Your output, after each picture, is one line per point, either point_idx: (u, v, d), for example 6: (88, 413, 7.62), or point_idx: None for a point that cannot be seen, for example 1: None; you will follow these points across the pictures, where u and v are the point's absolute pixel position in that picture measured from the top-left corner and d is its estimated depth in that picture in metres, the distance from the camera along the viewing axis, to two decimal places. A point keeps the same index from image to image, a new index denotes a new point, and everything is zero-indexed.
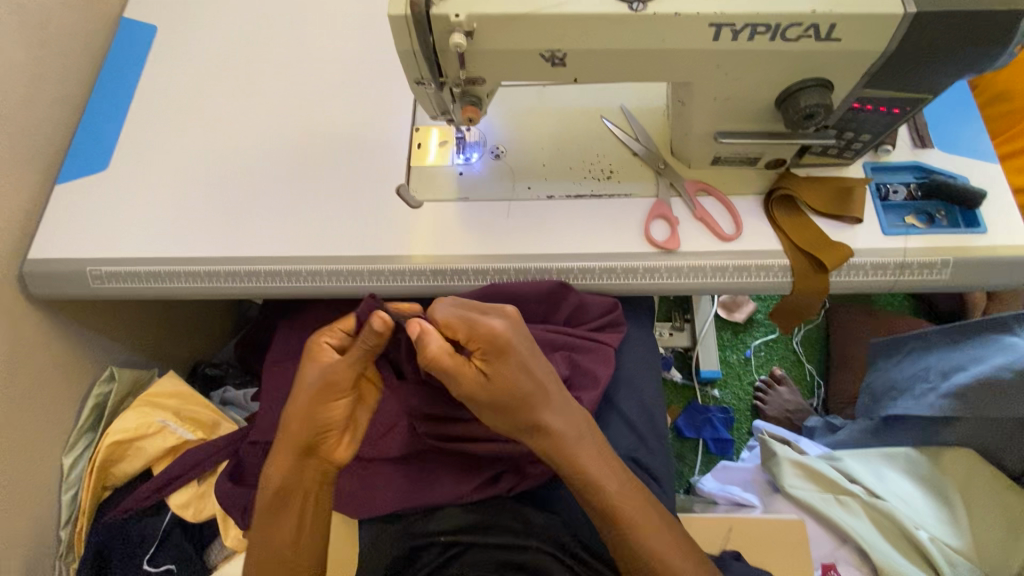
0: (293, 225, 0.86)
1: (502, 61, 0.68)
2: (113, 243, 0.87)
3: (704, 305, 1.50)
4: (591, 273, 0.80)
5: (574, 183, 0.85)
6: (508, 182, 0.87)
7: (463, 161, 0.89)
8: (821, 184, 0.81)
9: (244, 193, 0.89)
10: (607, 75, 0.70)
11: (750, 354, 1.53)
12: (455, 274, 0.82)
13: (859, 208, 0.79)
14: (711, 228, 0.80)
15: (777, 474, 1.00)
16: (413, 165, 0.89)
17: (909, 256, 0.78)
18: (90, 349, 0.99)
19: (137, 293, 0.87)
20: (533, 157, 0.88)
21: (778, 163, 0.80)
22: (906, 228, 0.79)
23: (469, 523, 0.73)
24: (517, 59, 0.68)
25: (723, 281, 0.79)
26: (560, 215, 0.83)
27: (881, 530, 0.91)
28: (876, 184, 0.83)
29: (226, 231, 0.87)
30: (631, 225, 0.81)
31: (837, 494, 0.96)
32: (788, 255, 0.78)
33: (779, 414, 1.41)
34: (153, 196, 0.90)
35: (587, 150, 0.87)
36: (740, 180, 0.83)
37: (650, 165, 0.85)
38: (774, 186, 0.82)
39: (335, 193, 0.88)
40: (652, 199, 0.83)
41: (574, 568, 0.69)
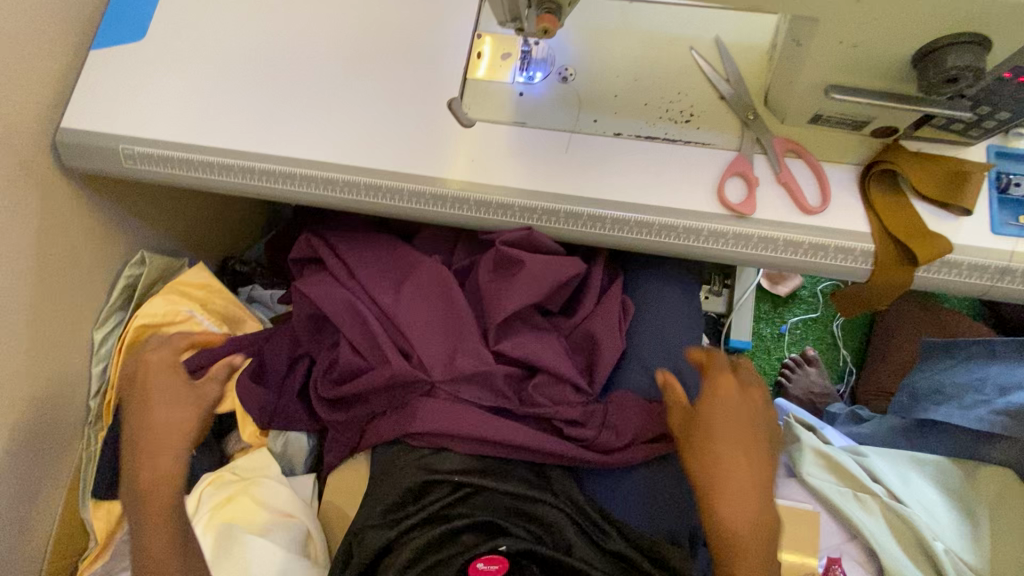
0: (334, 127, 0.80)
1: None
2: (147, 121, 0.82)
3: (748, 272, 1.42)
4: (648, 228, 0.73)
5: (646, 124, 0.76)
6: (573, 110, 0.77)
7: (524, 80, 0.80)
8: (933, 164, 0.70)
9: (287, 85, 0.82)
10: None
11: (785, 329, 1.46)
12: (499, 208, 0.75)
13: (973, 198, 0.68)
14: (793, 197, 0.71)
15: (796, 459, 0.97)
16: (468, 78, 0.80)
17: (1015, 260, 0.68)
18: (123, 228, 0.98)
19: (168, 179, 0.83)
20: (604, 86, 0.78)
21: (886, 132, 0.70)
22: (1020, 228, 0.69)
23: (484, 466, 0.73)
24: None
25: (795, 258, 0.71)
26: (624, 157, 0.75)
27: (895, 533, 0.88)
28: (997, 172, 0.71)
29: (264, 125, 0.81)
30: (702, 180, 0.73)
31: (856, 490, 0.93)
32: (874, 240, 0.69)
33: (801, 394, 1.35)
34: (192, 78, 0.84)
35: (666, 87, 0.77)
36: (838, 145, 0.73)
37: (736, 114, 0.75)
38: (876, 158, 0.71)
39: (381, 99, 0.80)
40: (733, 153, 0.74)
41: (584, 526, 0.69)
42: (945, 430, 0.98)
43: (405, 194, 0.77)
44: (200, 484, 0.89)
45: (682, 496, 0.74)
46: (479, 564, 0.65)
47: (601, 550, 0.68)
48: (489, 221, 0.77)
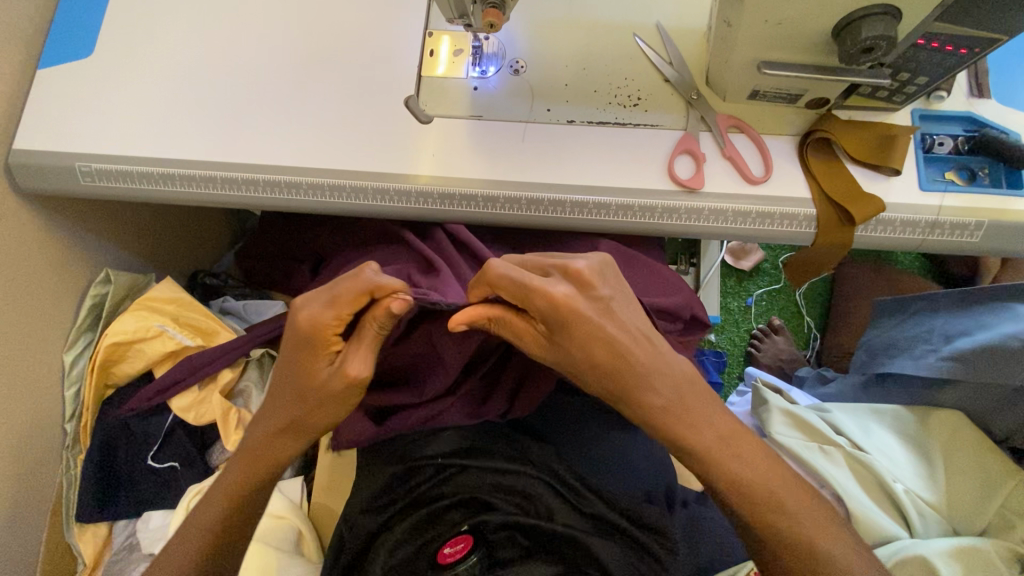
0: (294, 130, 0.81)
1: None
2: (105, 138, 0.82)
3: (712, 250, 1.45)
4: (606, 209, 0.76)
5: (597, 109, 0.79)
6: (526, 101, 0.80)
7: (478, 75, 0.82)
8: (864, 130, 0.75)
9: (243, 94, 0.83)
10: None
11: (751, 302, 1.51)
12: (463, 200, 0.77)
13: (900, 159, 0.74)
14: (738, 167, 0.75)
15: (765, 420, 1.03)
16: (424, 76, 0.82)
17: (942, 214, 0.73)
18: (84, 247, 0.96)
19: (129, 195, 0.82)
20: (555, 77, 0.81)
21: (820, 103, 0.75)
22: (945, 184, 0.75)
23: (465, 447, 0.74)
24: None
25: (746, 227, 0.75)
26: (579, 142, 0.78)
27: (860, 480, 0.94)
28: (922, 134, 0.77)
29: (224, 134, 0.81)
30: (653, 158, 0.77)
31: (822, 444, 0.98)
32: (816, 205, 0.74)
33: (771, 362, 1.40)
34: (144, 92, 0.84)
35: (614, 73, 0.81)
36: (777, 119, 0.77)
37: (681, 95, 0.79)
38: (812, 128, 0.76)
39: (337, 101, 0.81)
40: (680, 132, 0.78)
41: (566, 496, 0.71)
42: (906, 384, 1.01)
43: (369, 192, 0.78)
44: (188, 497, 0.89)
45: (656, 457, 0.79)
46: (446, 548, 0.68)
47: (581, 514, 0.71)
48: (456, 213, 0.79)
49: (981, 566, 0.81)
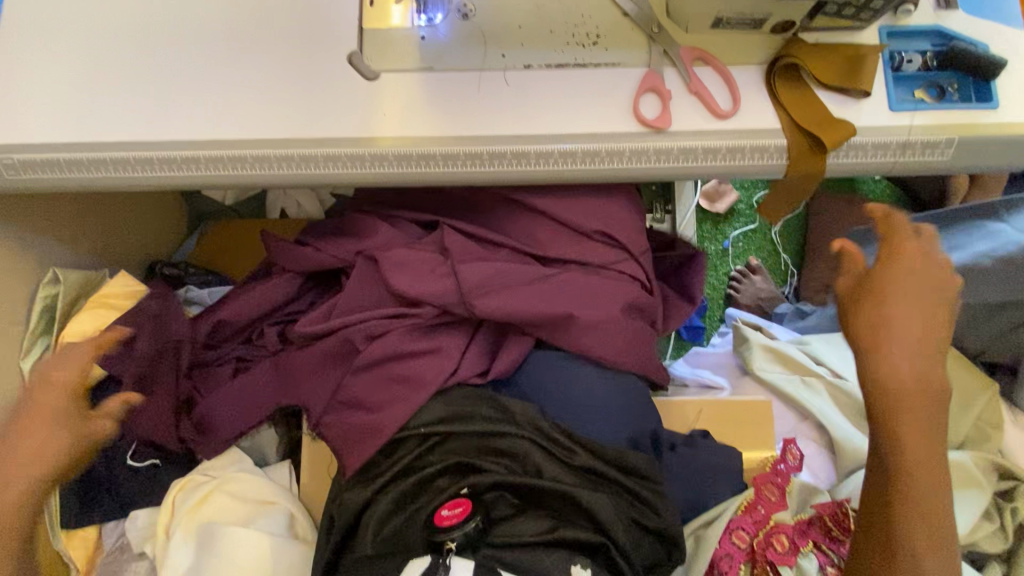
0: (229, 99, 0.75)
1: None
2: (22, 125, 0.75)
3: (686, 196, 1.43)
4: (572, 157, 0.72)
5: (555, 51, 0.74)
6: (479, 47, 0.75)
7: (426, 23, 0.77)
8: (833, 53, 0.73)
9: (169, 63, 0.76)
10: None
11: (728, 245, 1.50)
12: (421, 160, 0.73)
13: (870, 80, 0.71)
14: (705, 102, 0.72)
15: (747, 357, 1.03)
16: (365, 28, 0.76)
17: (913, 135, 0.72)
18: (26, 247, 0.90)
19: (59, 186, 0.76)
20: (508, 19, 0.76)
21: (785, 27, 0.72)
22: (915, 103, 0.73)
23: (449, 413, 0.72)
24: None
25: (717, 164, 0.73)
26: (540, 88, 0.73)
27: (839, 406, 0.96)
28: (891, 52, 0.74)
29: (156, 110, 0.75)
30: (617, 100, 0.73)
31: (802, 376, 0.99)
32: (785, 134, 0.72)
33: (750, 302, 1.41)
34: (59, 69, 0.76)
35: (570, 11, 0.76)
36: (743, 48, 0.74)
37: (642, 29, 0.74)
38: (779, 54, 0.73)
39: (273, 63, 0.75)
40: (643, 69, 0.74)
41: (553, 452, 0.71)
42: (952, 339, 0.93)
43: (320, 161, 0.73)
44: (171, 492, 0.85)
45: (641, 404, 0.76)
46: (444, 512, 0.67)
47: (570, 468, 0.70)
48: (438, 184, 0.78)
49: (961, 479, 0.84)
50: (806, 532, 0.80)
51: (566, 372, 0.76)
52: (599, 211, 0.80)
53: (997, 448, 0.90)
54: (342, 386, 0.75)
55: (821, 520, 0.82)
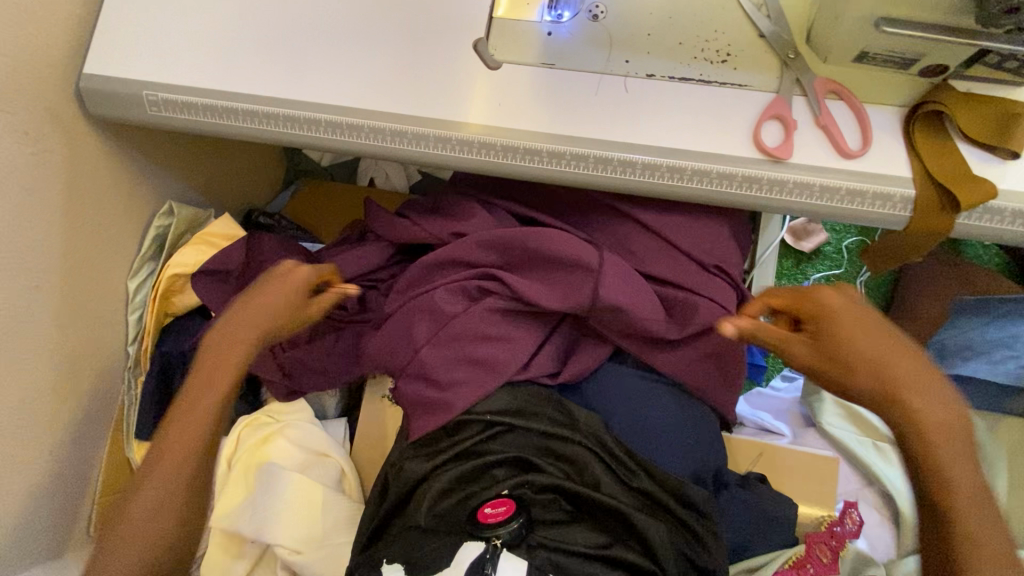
0: (355, 68, 0.78)
1: None
2: (169, 67, 0.81)
3: (772, 228, 1.37)
4: (680, 174, 0.71)
5: (680, 64, 0.73)
6: (602, 50, 0.75)
7: (552, 20, 0.77)
8: (985, 106, 0.67)
9: (306, 28, 0.80)
10: None
11: (807, 286, 1.43)
12: (526, 154, 0.74)
13: (1023, 140, 0.65)
14: (832, 139, 0.69)
15: (816, 409, 0.98)
16: (493, 18, 0.77)
17: None
18: (149, 178, 0.98)
19: (191, 128, 0.82)
20: (635, 26, 0.75)
21: (935, 71, 0.67)
22: None
23: (514, 407, 0.73)
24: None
25: (832, 205, 0.69)
26: (658, 100, 0.72)
27: (911, 480, 0.90)
28: None
29: (287, 70, 0.79)
30: (735, 122, 0.71)
31: (875, 440, 0.94)
32: (915, 186, 0.67)
33: None
34: (208, 20, 0.82)
35: (701, 25, 0.74)
36: (882, 87, 0.70)
37: (775, 54, 0.71)
38: (924, 99, 0.68)
39: (401, 40, 0.78)
40: (771, 95, 0.71)
41: (612, 466, 0.70)
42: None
43: (429, 140, 0.75)
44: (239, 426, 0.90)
45: (705, 437, 0.74)
46: (487, 509, 0.68)
47: (627, 486, 0.69)
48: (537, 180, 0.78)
49: None
50: None
51: (638, 389, 0.75)
52: (696, 231, 0.78)
53: None
54: (417, 355, 0.75)
55: None
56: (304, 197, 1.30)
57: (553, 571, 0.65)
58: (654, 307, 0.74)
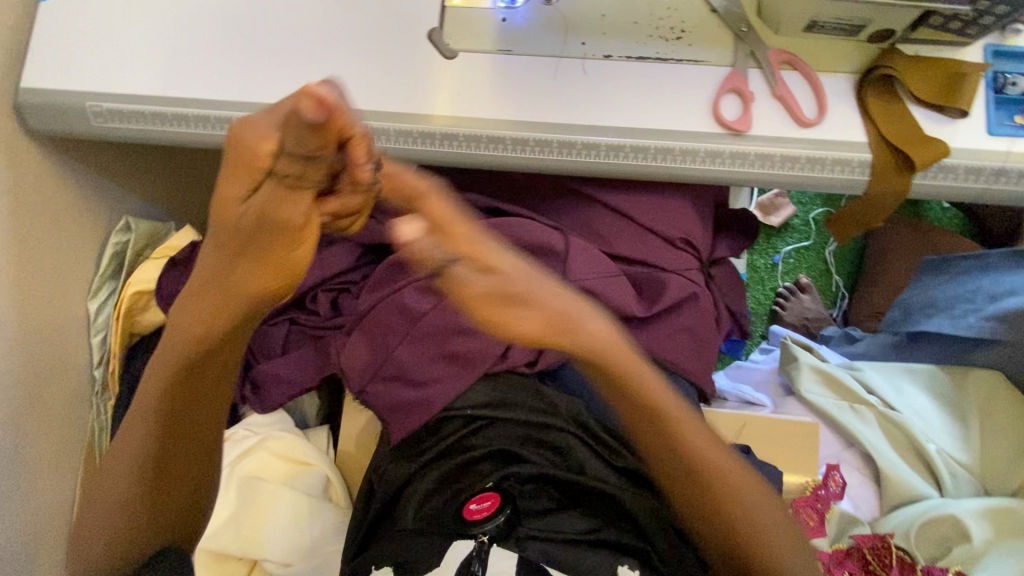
0: (308, 66, 0.76)
1: None
2: (111, 75, 0.77)
3: (741, 205, 1.39)
4: (644, 153, 0.71)
5: (636, 43, 0.73)
6: (558, 34, 0.74)
7: (506, 6, 0.76)
8: (933, 67, 0.69)
9: (255, 26, 0.77)
10: None
11: (778, 260, 1.45)
12: (491, 143, 0.73)
13: (968, 99, 0.68)
14: (790, 109, 0.69)
15: (794, 377, 1.00)
16: (446, 6, 0.76)
17: (1010, 161, 0.68)
18: (102, 194, 0.94)
19: (142, 137, 0.79)
20: (589, 7, 0.74)
21: (884, 36, 0.69)
22: (1016, 128, 0.68)
23: (495, 399, 0.72)
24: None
25: (793, 174, 0.70)
26: (617, 81, 0.72)
27: (889, 439, 0.92)
28: (994, 72, 0.70)
29: (237, 71, 0.76)
30: (694, 98, 0.71)
31: (852, 402, 0.95)
32: (872, 149, 0.68)
33: (796, 320, 1.36)
34: (149, 24, 0.79)
35: (654, 4, 0.74)
36: (834, 55, 0.71)
37: (729, 27, 0.72)
38: (873, 65, 0.70)
39: (354, 34, 0.76)
40: (727, 69, 0.71)
41: (596, 449, 0.70)
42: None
43: (390, 134, 0.74)
44: None
45: (683, 410, 0.76)
46: (472, 505, 0.66)
47: (612, 467, 0.70)
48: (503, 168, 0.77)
49: (1011, 525, 0.81)
50: (842, 562, 0.80)
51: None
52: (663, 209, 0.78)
53: None
54: (392, 356, 0.74)
55: (860, 554, 0.80)
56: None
57: (546, 561, 0.65)
58: (627, 287, 0.74)
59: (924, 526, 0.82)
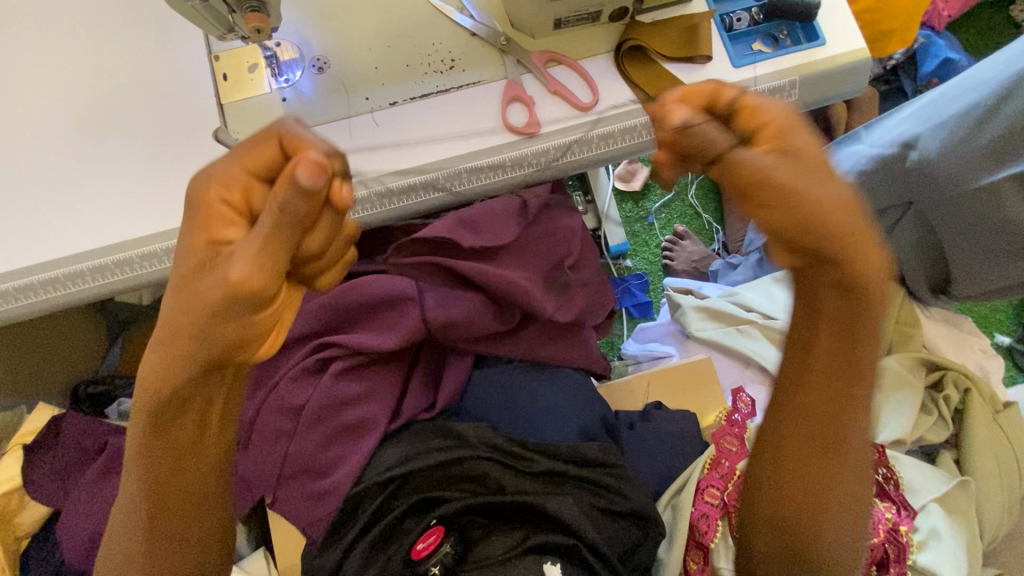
0: (101, 204, 0.73)
1: None
2: None
3: (601, 182, 1.46)
4: (458, 177, 0.75)
5: (415, 84, 0.76)
6: (342, 97, 0.76)
7: (286, 85, 0.77)
8: (668, 29, 0.78)
9: (33, 182, 0.74)
10: None
11: (653, 218, 1.53)
12: None
13: (706, 45, 0.76)
14: (567, 99, 0.76)
15: (684, 322, 1.07)
16: (224, 104, 0.76)
17: (759, 84, 0.77)
18: None
19: None
20: (363, 64, 0.77)
21: (620, 14, 0.76)
22: (753, 56, 0.78)
23: (402, 455, 0.71)
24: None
25: (594, 153, 0.77)
26: (410, 122, 0.75)
27: (776, 345, 1.01)
28: (720, 15, 0.80)
29: (26, 233, 0.72)
30: (485, 114, 0.76)
31: (737, 325, 1.03)
32: (647, 111, 0.76)
33: (686, 266, 1.44)
34: None
35: (421, 43, 0.78)
36: (587, 42, 0.78)
37: (492, 45, 0.77)
38: (622, 40, 0.77)
39: (140, 158, 0.74)
40: (503, 81, 0.77)
41: (511, 464, 0.70)
42: (927, 173, 0.77)
43: None
44: None
45: (586, 395, 0.79)
46: (418, 545, 0.67)
47: (531, 475, 0.70)
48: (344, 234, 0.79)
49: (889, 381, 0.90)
50: None
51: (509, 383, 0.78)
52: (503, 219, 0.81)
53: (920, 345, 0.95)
54: (288, 453, 0.72)
55: None
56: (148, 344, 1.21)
57: None
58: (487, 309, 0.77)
59: None
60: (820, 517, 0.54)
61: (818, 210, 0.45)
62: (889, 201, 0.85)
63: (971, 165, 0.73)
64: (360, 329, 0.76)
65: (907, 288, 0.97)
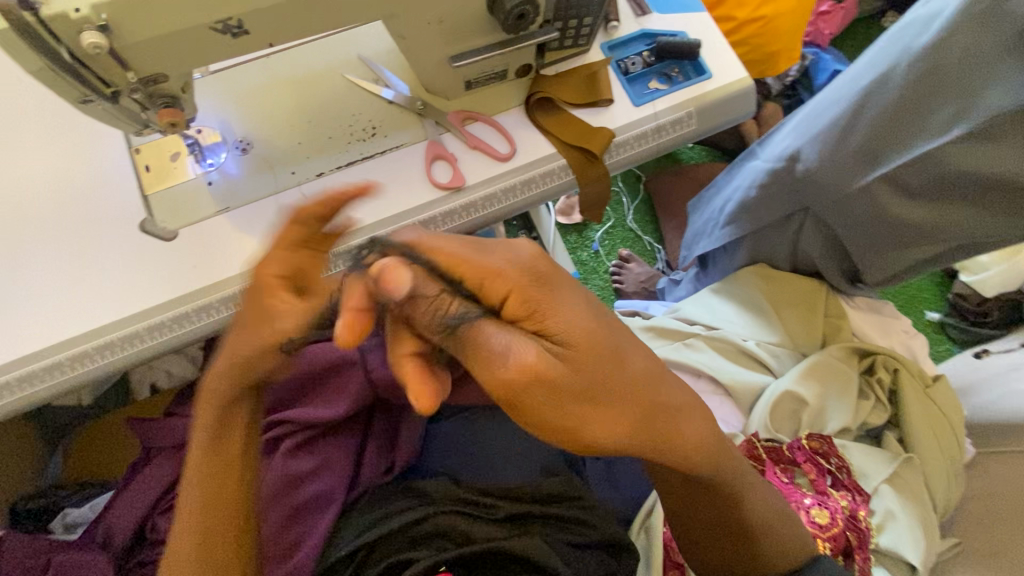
0: (28, 311, 0.72)
1: (161, 49, 0.60)
2: None
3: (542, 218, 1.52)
4: None
5: (339, 154, 0.79)
6: (268, 173, 0.78)
7: (210, 168, 0.78)
8: (571, 77, 0.84)
9: None
10: (297, 33, 0.65)
11: (597, 246, 1.58)
12: (249, 295, 0.75)
13: (607, 90, 0.83)
14: (487, 152, 0.80)
15: None
16: (148, 194, 0.76)
17: (660, 118, 0.84)
18: None
19: None
20: (286, 140, 0.79)
21: (526, 69, 0.82)
22: (651, 94, 0.85)
23: (369, 522, 0.69)
24: (181, 37, 0.59)
25: (519, 199, 0.82)
26: (339, 190, 0.78)
27: (722, 353, 1.04)
28: (617, 61, 0.87)
29: None
30: (411, 174, 0.79)
31: (684, 339, 1.07)
32: (562, 154, 0.81)
33: (635, 288, 1.50)
34: None
35: (340, 115, 0.81)
36: (498, 97, 0.83)
37: (410, 109, 0.82)
38: (530, 92, 0.83)
39: (66, 258, 0.74)
40: (424, 142, 0.81)
41: (478, 513, 0.70)
42: (813, 181, 0.85)
43: (144, 334, 0.72)
44: None
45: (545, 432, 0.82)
46: None
47: (498, 521, 0.70)
48: None
49: (828, 374, 0.95)
50: None
51: (464, 434, 0.79)
52: None
53: (849, 333, 1.03)
54: None
55: None
56: (92, 447, 1.13)
57: None
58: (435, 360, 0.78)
59: (772, 413, 0.94)
60: (756, 552, 0.66)
61: (593, 406, 0.43)
62: (789, 209, 0.92)
63: (849, 167, 0.81)
64: (309, 402, 0.76)
65: (828, 283, 1.04)
